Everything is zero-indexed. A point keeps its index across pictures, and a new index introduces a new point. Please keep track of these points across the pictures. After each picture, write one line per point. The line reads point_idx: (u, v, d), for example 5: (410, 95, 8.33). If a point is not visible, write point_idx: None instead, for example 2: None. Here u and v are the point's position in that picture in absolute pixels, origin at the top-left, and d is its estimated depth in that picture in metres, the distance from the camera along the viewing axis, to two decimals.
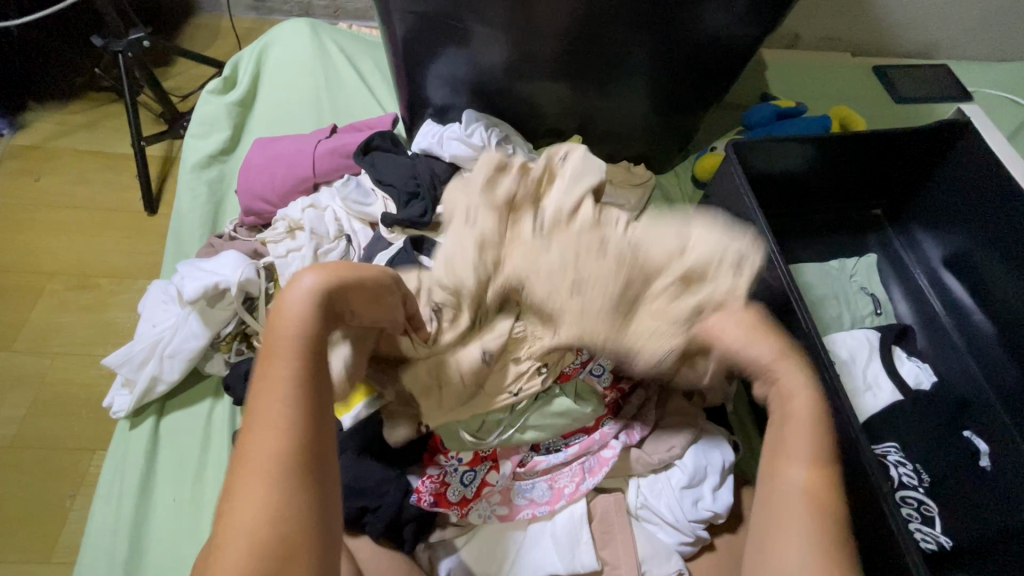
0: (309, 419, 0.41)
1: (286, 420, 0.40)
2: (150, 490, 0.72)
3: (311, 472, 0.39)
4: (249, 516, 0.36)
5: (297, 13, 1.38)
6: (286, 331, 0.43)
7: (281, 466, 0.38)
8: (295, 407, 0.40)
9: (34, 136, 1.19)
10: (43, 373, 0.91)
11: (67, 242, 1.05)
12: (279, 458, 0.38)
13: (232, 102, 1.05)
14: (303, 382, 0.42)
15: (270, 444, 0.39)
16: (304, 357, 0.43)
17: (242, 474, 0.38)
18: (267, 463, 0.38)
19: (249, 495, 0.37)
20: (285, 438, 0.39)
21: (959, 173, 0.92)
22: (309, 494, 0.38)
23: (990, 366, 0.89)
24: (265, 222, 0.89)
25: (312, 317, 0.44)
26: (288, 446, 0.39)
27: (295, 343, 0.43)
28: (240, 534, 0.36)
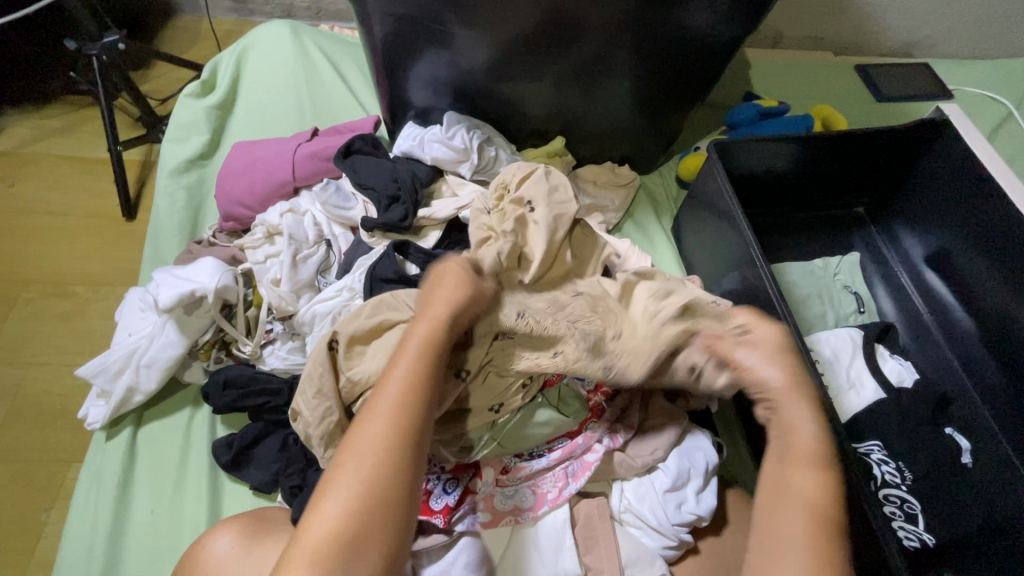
0: (417, 415, 0.52)
1: (406, 411, 0.52)
2: (128, 501, 0.71)
3: (406, 466, 0.50)
4: (356, 486, 0.48)
5: (278, 14, 1.36)
6: (414, 337, 0.55)
7: (393, 450, 0.50)
8: (407, 412, 0.52)
9: (9, 141, 1.17)
10: (17, 383, 0.89)
11: (43, 249, 1.03)
12: (393, 439, 0.50)
13: (211, 105, 1.03)
14: (418, 389, 0.53)
15: (380, 435, 0.50)
16: (425, 365, 0.54)
17: (364, 441, 0.50)
18: (383, 441, 0.50)
19: (360, 471, 0.49)
20: (401, 423, 0.51)
21: (938, 171, 0.93)
22: (400, 485, 0.49)
23: (970, 363, 0.90)
24: (245, 227, 0.88)
25: (440, 330, 0.56)
26: (400, 432, 0.51)
27: (422, 349, 0.55)
28: (355, 488, 0.48)
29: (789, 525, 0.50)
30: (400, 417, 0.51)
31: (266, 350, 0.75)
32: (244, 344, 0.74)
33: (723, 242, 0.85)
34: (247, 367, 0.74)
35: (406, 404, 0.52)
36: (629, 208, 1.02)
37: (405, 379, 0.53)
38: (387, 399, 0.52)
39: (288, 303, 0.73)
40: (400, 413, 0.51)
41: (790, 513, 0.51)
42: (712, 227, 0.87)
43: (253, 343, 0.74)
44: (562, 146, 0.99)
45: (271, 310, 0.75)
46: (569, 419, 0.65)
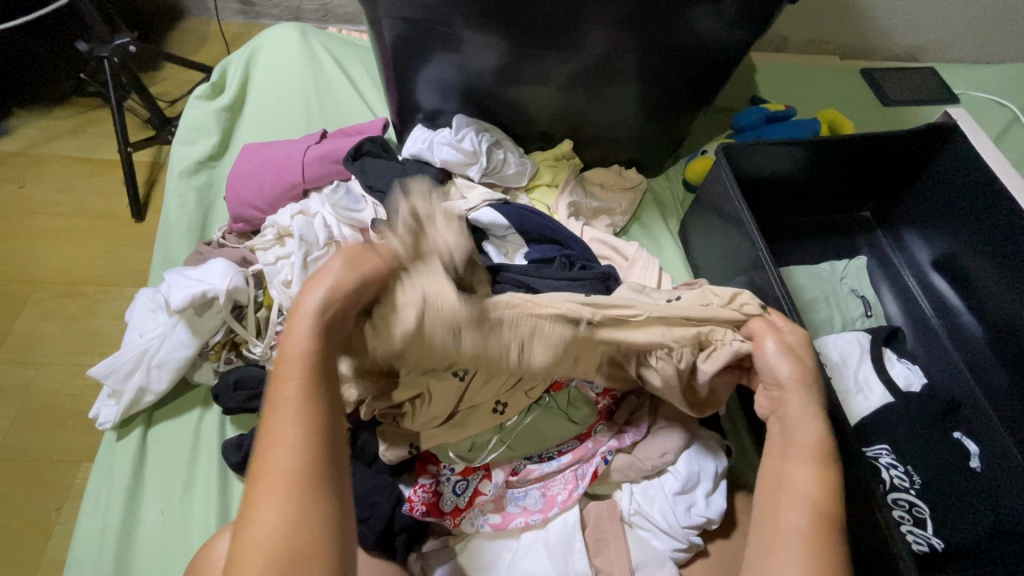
0: (316, 429, 0.45)
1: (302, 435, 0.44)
2: (139, 501, 0.71)
3: (323, 479, 0.43)
4: (271, 523, 0.41)
5: (285, 17, 1.37)
6: (293, 356, 0.47)
7: (294, 488, 0.42)
8: (305, 425, 0.44)
9: (18, 141, 1.17)
10: (27, 383, 0.90)
11: (53, 249, 1.04)
12: (294, 472, 0.43)
13: (220, 107, 1.04)
14: (312, 395, 0.46)
15: (280, 458, 0.43)
16: (315, 378, 0.47)
17: (265, 487, 0.43)
18: (284, 477, 0.42)
19: (267, 505, 0.42)
20: (300, 451, 0.43)
21: (945, 175, 0.93)
22: (320, 501, 0.42)
23: (978, 368, 0.90)
24: (255, 229, 0.88)
25: (316, 341, 0.47)
26: (302, 458, 0.43)
27: (303, 364, 0.46)
28: (267, 535, 0.41)
29: (790, 512, 0.49)
30: (298, 444, 0.44)
31: (276, 350, 0.75)
32: (255, 344, 0.74)
33: (730, 246, 0.85)
34: (258, 368, 0.74)
35: (306, 429, 0.45)
36: (636, 211, 1.02)
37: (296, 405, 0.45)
38: (279, 433, 0.44)
39: None
40: (295, 440, 0.44)
41: (797, 525, 0.48)
42: (720, 229, 0.87)
43: (263, 344, 0.74)
44: (570, 149, 1.00)
45: (281, 311, 0.76)
46: (576, 422, 0.66)
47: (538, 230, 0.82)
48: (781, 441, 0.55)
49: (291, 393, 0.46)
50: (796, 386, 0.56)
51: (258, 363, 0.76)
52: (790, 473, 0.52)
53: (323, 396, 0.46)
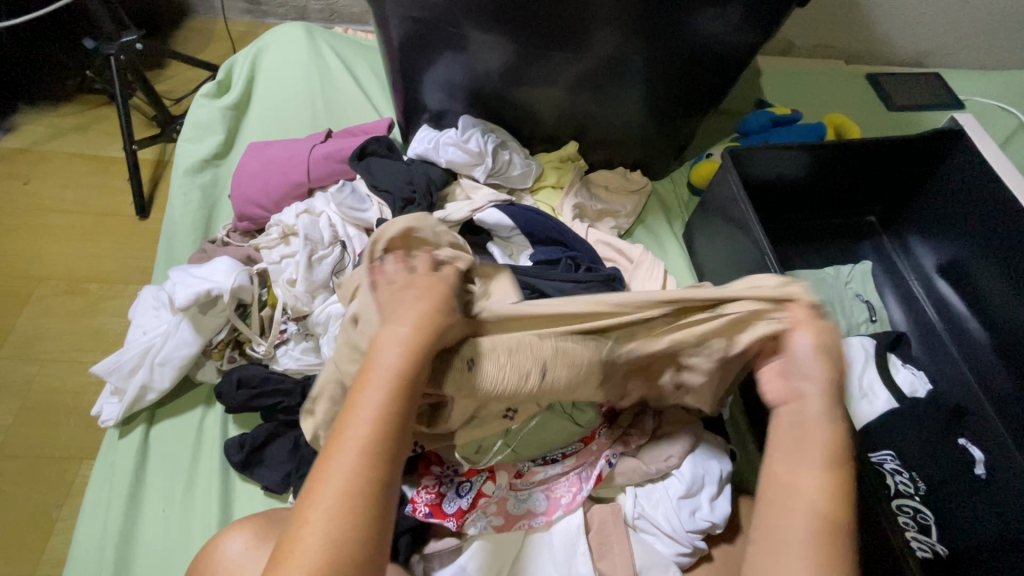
0: (385, 458, 0.43)
1: (373, 456, 0.43)
2: (140, 499, 0.71)
3: (378, 516, 0.42)
4: (320, 540, 0.40)
5: (291, 17, 1.37)
6: (382, 370, 0.45)
7: (351, 512, 0.41)
8: (377, 450, 0.43)
9: (23, 137, 1.17)
10: (29, 380, 0.90)
11: (57, 246, 1.04)
12: (353, 491, 0.42)
13: (226, 106, 1.04)
14: (391, 422, 0.44)
15: (346, 476, 0.42)
16: (400, 402, 0.45)
17: (321, 495, 0.42)
18: (344, 495, 0.41)
19: (322, 519, 0.41)
20: (364, 475, 0.42)
21: (951, 181, 0.93)
22: (370, 535, 0.41)
23: (983, 374, 0.89)
24: (259, 227, 0.88)
25: (405, 363, 0.45)
26: (365, 483, 0.42)
27: (392, 383, 0.45)
28: (317, 548, 0.40)
29: (795, 520, 0.47)
30: (362, 465, 0.42)
31: (279, 350, 0.75)
32: (259, 343, 0.74)
33: (735, 250, 0.85)
34: (262, 367, 0.74)
35: (374, 454, 0.43)
36: (640, 214, 1.02)
37: (371, 421, 0.44)
38: (348, 446, 0.43)
39: (304, 303, 0.73)
40: (367, 458, 0.43)
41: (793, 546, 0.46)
42: (725, 233, 0.87)
43: (266, 343, 0.75)
44: (575, 151, 1.00)
45: (285, 310, 0.76)
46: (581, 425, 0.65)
47: (543, 232, 0.82)
48: (788, 438, 0.51)
49: (369, 411, 0.44)
50: (818, 391, 0.51)
51: (261, 362, 0.76)
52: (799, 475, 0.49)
53: (398, 422, 0.45)
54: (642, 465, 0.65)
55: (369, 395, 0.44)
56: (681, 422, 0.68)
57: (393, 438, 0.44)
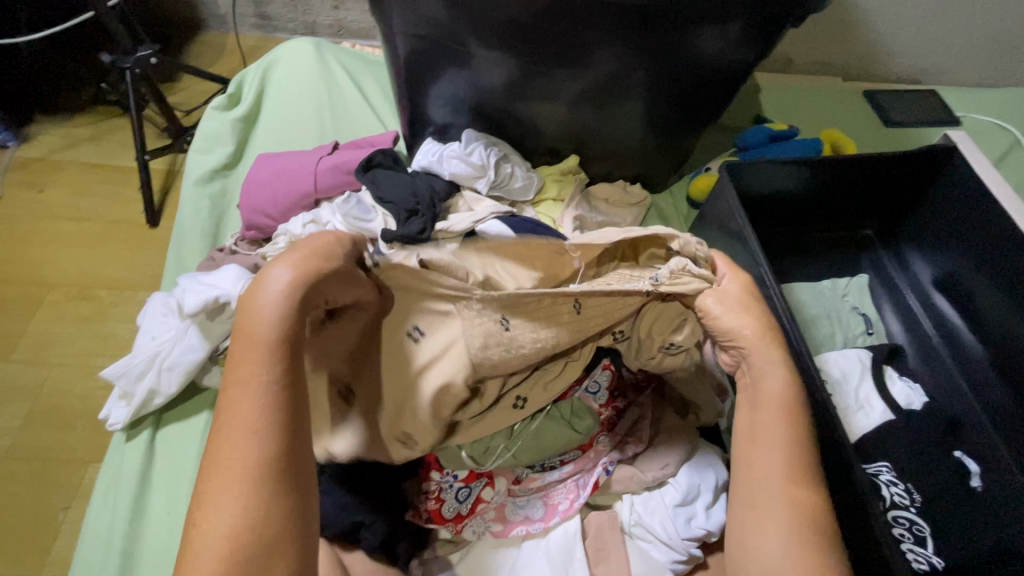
0: (282, 421, 0.44)
1: (269, 422, 0.44)
2: (146, 502, 0.72)
3: (288, 477, 0.43)
4: (232, 515, 0.41)
5: (301, 31, 1.41)
6: (259, 336, 0.46)
7: (258, 475, 0.42)
8: (271, 419, 0.44)
9: (38, 147, 1.20)
10: (38, 384, 0.91)
11: (69, 253, 1.06)
12: (258, 462, 0.42)
13: (237, 117, 1.06)
14: (279, 387, 0.45)
15: (244, 447, 0.42)
16: (282, 364, 0.46)
17: (224, 473, 0.42)
18: (245, 467, 0.42)
19: (228, 495, 0.41)
20: (262, 443, 0.43)
21: (946, 196, 0.94)
22: (284, 499, 0.42)
23: (979, 387, 0.90)
24: (266, 236, 0.90)
25: (278, 325, 0.46)
26: (269, 450, 0.43)
27: (269, 348, 0.45)
28: (227, 520, 0.41)
29: (769, 475, 0.53)
30: (262, 433, 0.43)
31: None
32: None
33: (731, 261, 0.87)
34: None
35: (270, 422, 0.44)
36: (640, 226, 1.04)
37: (261, 391, 0.44)
38: (244, 421, 0.43)
39: None
40: (264, 423, 0.43)
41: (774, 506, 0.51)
42: (722, 244, 0.89)
43: None
44: (576, 164, 1.02)
45: None
46: (582, 434, 0.64)
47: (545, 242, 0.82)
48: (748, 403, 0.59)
49: (256, 381, 0.45)
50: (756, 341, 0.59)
51: None
52: (763, 432, 0.55)
53: (286, 384, 0.45)
54: (640, 471, 0.66)
55: (248, 368, 0.45)
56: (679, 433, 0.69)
57: (283, 397, 0.45)
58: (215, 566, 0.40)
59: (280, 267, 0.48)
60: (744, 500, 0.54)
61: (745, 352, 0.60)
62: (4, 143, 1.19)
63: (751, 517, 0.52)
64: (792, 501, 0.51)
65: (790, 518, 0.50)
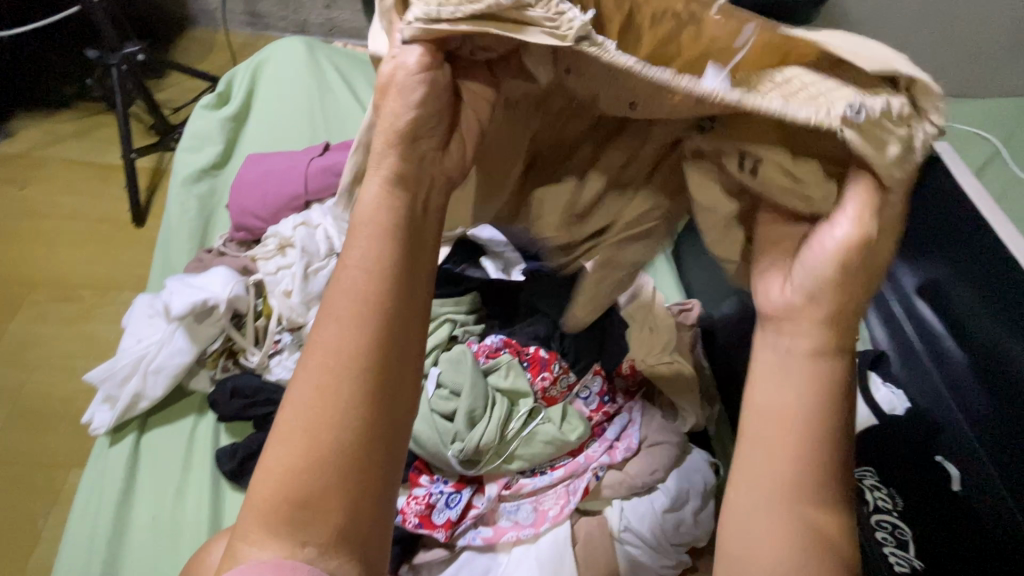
0: (383, 318, 0.36)
1: (366, 307, 0.36)
2: (130, 507, 0.71)
3: (376, 386, 0.35)
4: (315, 414, 0.34)
5: (292, 30, 1.39)
6: (360, 221, 0.37)
7: (348, 371, 0.35)
8: (371, 309, 0.36)
9: (21, 143, 1.18)
10: (20, 385, 0.90)
11: (51, 252, 1.04)
12: (352, 356, 0.35)
13: (227, 117, 1.05)
14: (379, 280, 0.37)
15: (337, 340, 0.36)
16: (383, 251, 0.37)
17: (312, 364, 0.35)
18: (337, 361, 0.35)
19: (315, 392, 0.35)
20: (360, 335, 0.36)
21: (925, 206, 0.98)
22: (371, 411, 0.35)
23: (960, 391, 0.90)
24: (255, 238, 0.89)
25: (383, 213, 0.37)
26: (359, 348, 0.36)
27: (376, 232, 0.37)
28: (308, 422, 0.34)
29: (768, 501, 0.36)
30: (358, 327, 0.36)
31: (272, 360, 0.76)
32: (252, 353, 0.75)
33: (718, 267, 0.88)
34: (254, 377, 0.75)
35: (369, 317, 0.36)
36: None
37: (358, 280, 0.36)
38: (334, 310, 0.36)
39: (298, 315, 0.75)
40: (365, 317, 0.36)
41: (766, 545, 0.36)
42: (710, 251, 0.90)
43: (261, 353, 0.75)
44: None
45: (280, 321, 0.77)
46: (570, 440, 0.64)
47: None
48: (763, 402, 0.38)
49: (352, 270, 0.37)
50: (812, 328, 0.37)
51: (254, 371, 0.77)
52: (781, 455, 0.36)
53: (396, 269, 0.37)
54: (630, 479, 0.66)
55: (354, 248, 0.37)
56: (669, 436, 0.69)
57: (389, 288, 0.37)
58: (296, 463, 0.34)
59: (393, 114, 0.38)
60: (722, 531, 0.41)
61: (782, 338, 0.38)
62: None
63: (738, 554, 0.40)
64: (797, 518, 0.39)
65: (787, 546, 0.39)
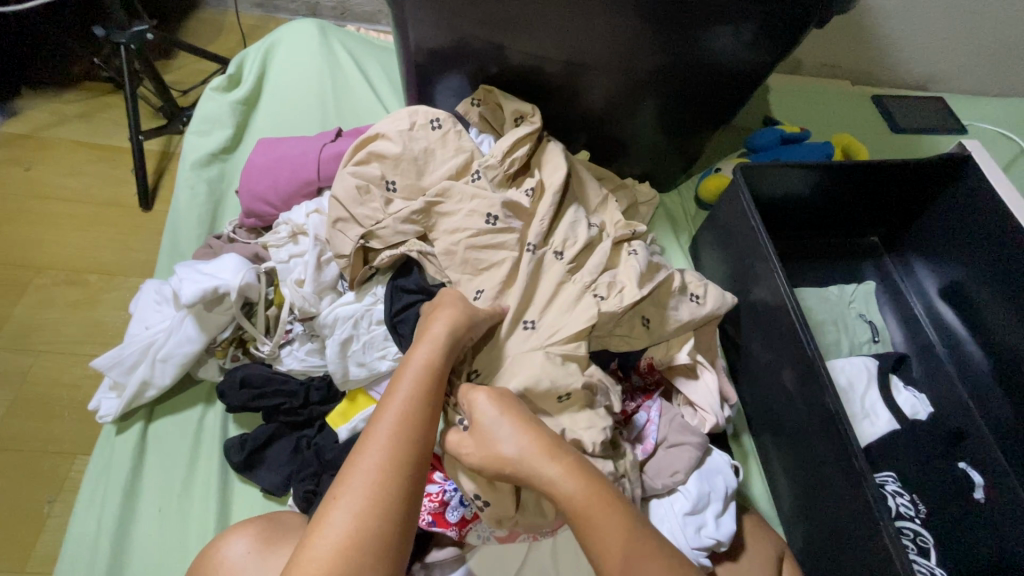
0: (413, 443, 0.51)
1: (406, 428, 0.52)
2: (137, 497, 0.70)
3: (404, 494, 0.48)
4: (356, 511, 0.46)
5: (303, 13, 1.36)
6: (413, 361, 0.57)
7: (384, 478, 0.48)
8: (406, 433, 0.51)
9: (26, 123, 1.16)
10: (25, 371, 0.88)
11: (58, 235, 1.02)
12: (386, 473, 0.48)
13: (238, 100, 1.03)
14: (418, 404, 0.53)
15: (379, 455, 0.49)
16: (426, 382, 0.56)
17: (356, 470, 0.49)
18: (374, 471, 0.48)
19: (355, 491, 0.47)
20: (393, 455, 0.49)
21: (955, 206, 0.94)
22: (395, 514, 0.47)
23: (982, 398, 0.90)
24: (266, 225, 0.87)
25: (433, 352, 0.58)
26: (397, 459, 0.49)
27: (421, 367, 0.57)
28: (347, 515, 0.46)
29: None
30: (393, 449, 0.50)
31: (283, 350, 0.74)
32: (263, 343, 0.73)
33: (744, 263, 0.85)
34: (264, 367, 0.73)
35: (400, 433, 0.51)
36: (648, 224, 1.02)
37: (407, 400, 0.53)
38: (378, 427, 0.51)
39: (312, 304, 0.72)
40: (395, 437, 0.51)
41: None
42: (736, 250, 0.87)
43: (272, 343, 0.73)
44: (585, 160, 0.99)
45: (292, 310, 0.75)
46: None
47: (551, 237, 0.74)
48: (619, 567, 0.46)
49: (402, 395, 0.54)
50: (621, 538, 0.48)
51: (264, 361, 0.75)
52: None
53: (427, 396, 0.54)
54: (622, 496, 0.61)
55: (400, 381, 0.55)
56: (691, 437, 0.68)
57: (425, 408, 0.53)
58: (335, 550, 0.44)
59: (433, 327, 0.60)
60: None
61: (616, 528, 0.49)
62: None
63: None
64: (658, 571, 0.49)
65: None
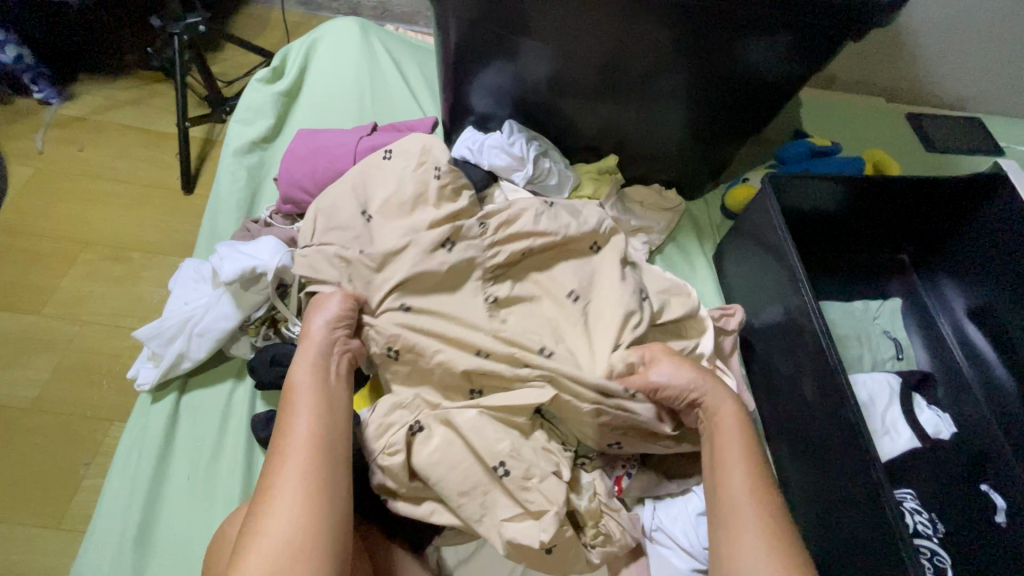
0: (321, 454, 0.55)
1: (311, 447, 0.55)
2: (166, 465, 0.73)
3: (327, 492, 0.52)
4: (282, 528, 0.49)
5: (345, 12, 1.41)
6: (298, 384, 0.60)
7: (305, 491, 0.52)
8: (309, 449, 0.55)
9: (80, 106, 1.22)
10: (69, 340, 0.92)
11: (105, 213, 1.07)
12: (305, 482, 0.52)
13: (280, 91, 1.07)
14: (315, 419, 0.57)
15: (291, 472, 0.53)
16: (314, 399, 0.59)
17: (275, 494, 0.52)
18: (292, 489, 0.52)
19: (275, 512, 0.51)
20: (301, 472, 0.53)
21: (986, 227, 0.93)
22: (325, 512, 0.51)
23: (1009, 422, 0.88)
24: (301, 212, 0.91)
25: (312, 370, 0.61)
26: (310, 472, 0.53)
27: (305, 391, 0.60)
28: (277, 531, 0.49)
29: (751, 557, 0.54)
30: (305, 462, 0.54)
31: None
32: (295, 323, 0.76)
33: (768, 278, 0.85)
34: (294, 347, 0.76)
35: (312, 453, 0.54)
36: (672, 231, 1.03)
37: (304, 424, 0.57)
38: (284, 453, 0.55)
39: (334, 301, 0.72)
40: (306, 458, 0.54)
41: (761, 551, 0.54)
42: (763, 263, 0.86)
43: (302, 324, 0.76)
44: (614, 163, 1.00)
45: None
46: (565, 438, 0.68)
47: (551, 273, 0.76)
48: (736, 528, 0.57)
49: (298, 419, 0.57)
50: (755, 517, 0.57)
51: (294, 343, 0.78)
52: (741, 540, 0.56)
53: (324, 409, 0.58)
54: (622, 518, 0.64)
55: (290, 407, 0.59)
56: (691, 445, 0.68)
57: (320, 417, 0.57)
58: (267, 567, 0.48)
59: (314, 334, 0.64)
60: (716, 500, 0.60)
61: (732, 498, 0.59)
62: (48, 100, 1.20)
63: (725, 526, 0.58)
64: (755, 505, 0.58)
65: (754, 515, 0.57)
